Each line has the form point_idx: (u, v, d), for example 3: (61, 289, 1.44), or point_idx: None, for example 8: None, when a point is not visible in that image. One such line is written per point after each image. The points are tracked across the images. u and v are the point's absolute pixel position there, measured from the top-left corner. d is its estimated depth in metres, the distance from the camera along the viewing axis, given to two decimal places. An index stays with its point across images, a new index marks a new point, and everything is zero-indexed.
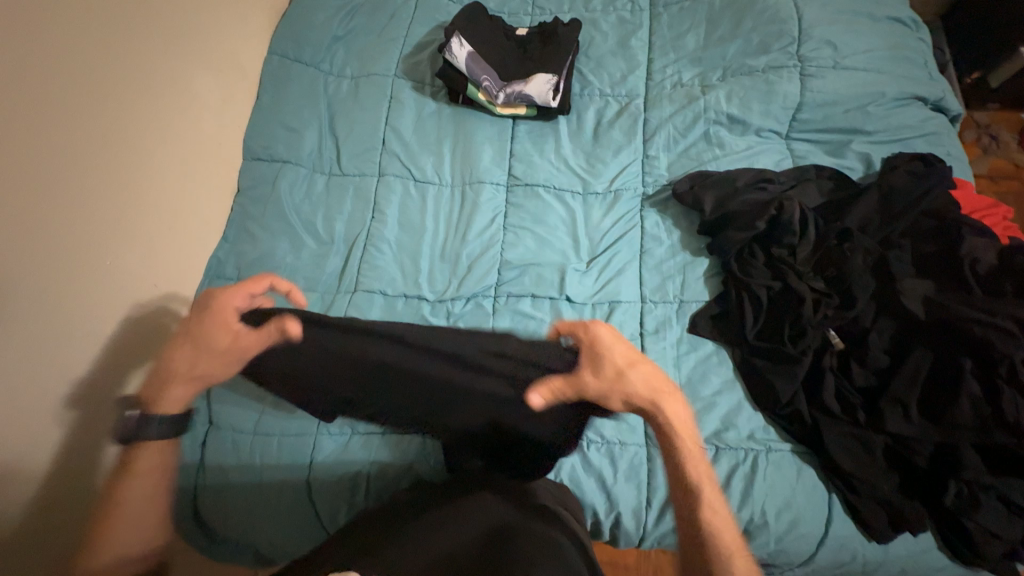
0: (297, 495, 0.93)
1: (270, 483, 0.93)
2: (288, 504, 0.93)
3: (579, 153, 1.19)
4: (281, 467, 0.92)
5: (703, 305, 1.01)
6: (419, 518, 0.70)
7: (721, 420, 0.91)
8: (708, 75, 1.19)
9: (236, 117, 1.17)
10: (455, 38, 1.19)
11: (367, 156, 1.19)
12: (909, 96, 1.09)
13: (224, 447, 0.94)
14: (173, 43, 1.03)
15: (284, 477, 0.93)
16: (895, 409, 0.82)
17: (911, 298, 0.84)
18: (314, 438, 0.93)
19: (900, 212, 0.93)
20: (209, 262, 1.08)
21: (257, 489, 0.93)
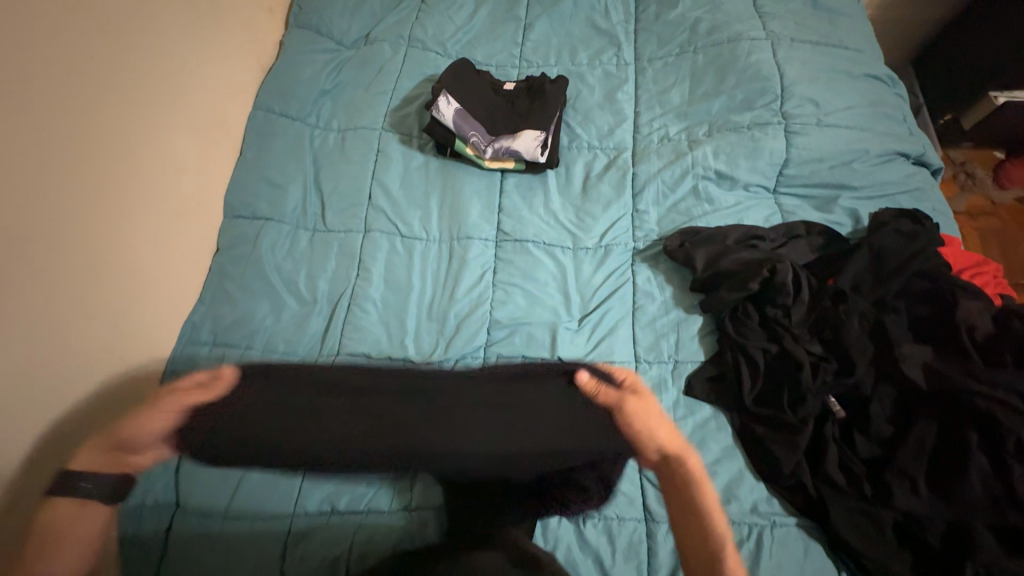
0: None
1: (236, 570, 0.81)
2: None
3: (568, 207, 1.18)
4: (252, 547, 0.83)
5: (698, 365, 0.99)
6: None
7: (721, 492, 0.88)
8: (695, 129, 1.20)
9: (217, 175, 1.15)
10: (443, 95, 1.19)
11: (353, 212, 1.16)
12: (892, 152, 1.11)
13: (186, 529, 0.84)
14: (151, 105, 1.01)
15: (255, 559, 0.82)
16: (903, 484, 0.79)
17: (910, 366, 0.83)
18: (292, 514, 0.86)
19: (894, 273, 0.92)
20: (183, 327, 1.03)
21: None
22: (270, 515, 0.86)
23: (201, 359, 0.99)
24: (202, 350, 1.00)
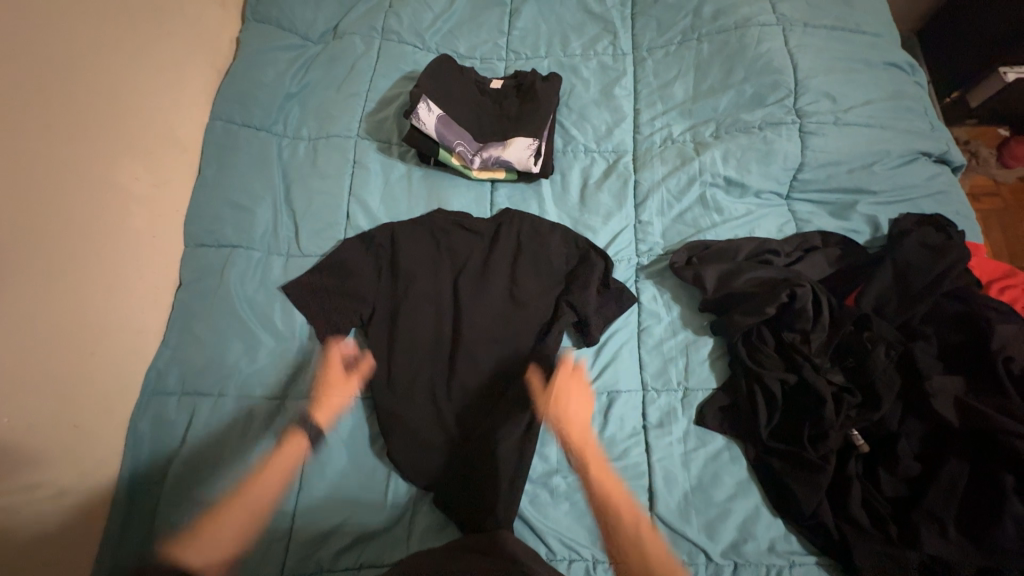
0: None
1: None
2: None
3: (566, 218, 1.09)
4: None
5: (710, 393, 0.94)
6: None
7: (737, 530, 0.85)
8: (701, 129, 1.10)
9: (175, 200, 1.03)
10: (422, 101, 1.06)
11: (330, 233, 1.06)
12: (914, 152, 1.02)
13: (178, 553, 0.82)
14: (81, 128, 0.86)
15: None
16: (932, 526, 0.74)
17: (942, 400, 0.76)
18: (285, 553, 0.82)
19: (919, 294, 0.86)
20: (147, 376, 0.93)
21: None
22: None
23: (170, 412, 0.90)
24: (169, 401, 0.91)
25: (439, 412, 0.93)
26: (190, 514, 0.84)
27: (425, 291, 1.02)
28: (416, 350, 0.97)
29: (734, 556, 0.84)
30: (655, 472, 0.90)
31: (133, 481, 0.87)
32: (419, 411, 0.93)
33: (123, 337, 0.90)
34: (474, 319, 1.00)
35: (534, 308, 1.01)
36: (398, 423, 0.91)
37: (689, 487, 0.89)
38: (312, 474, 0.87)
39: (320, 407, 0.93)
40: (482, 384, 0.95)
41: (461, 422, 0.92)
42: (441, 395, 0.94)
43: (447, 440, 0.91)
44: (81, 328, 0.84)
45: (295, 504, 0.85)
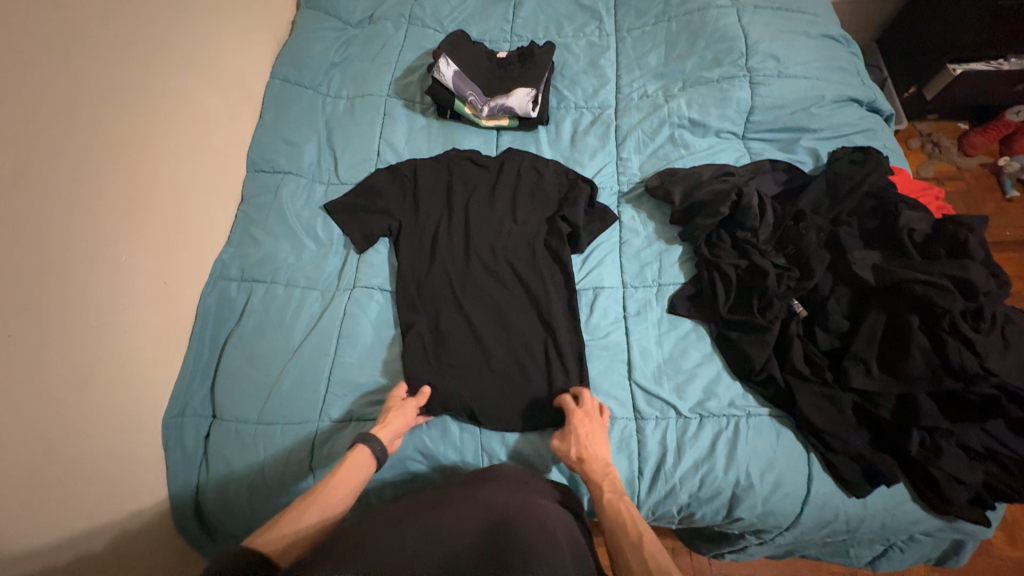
0: (298, 454, 0.96)
1: (270, 442, 0.97)
2: (285, 463, 0.95)
3: (559, 157, 1.30)
4: (285, 422, 0.98)
5: (680, 286, 1.11)
6: (441, 507, 0.74)
7: (702, 390, 1.00)
8: (670, 87, 1.33)
9: (242, 133, 1.27)
10: (442, 59, 1.32)
11: (363, 166, 1.28)
12: (846, 99, 1.24)
13: (235, 398, 1.01)
14: (177, 69, 1.10)
15: (293, 431, 0.97)
16: (858, 366, 0.90)
17: (862, 266, 0.95)
18: (322, 403, 1.00)
19: (847, 194, 1.04)
20: (214, 264, 1.14)
21: (253, 447, 0.97)
22: (300, 421, 0.98)
23: (231, 294, 1.11)
24: (230, 285, 1.12)
25: (450, 302, 1.10)
26: (246, 369, 1.03)
27: (438, 213, 1.21)
28: (429, 254, 1.16)
29: (699, 411, 0.99)
30: (632, 349, 1.06)
31: (203, 346, 1.06)
32: (433, 301, 1.10)
33: (201, 233, 1.11)
34: (480, 231, 1.18)
35: (531, 222, 1.20)
36: (417, 311, 1.09)
37: (662, 360, 1.05)
38: (344, 344, 1.05)
39: (352, 295, 1.11)
40: (490, 281, 1.13)
41: (468, 311, 1.09)
42: (452, 290, 1.11)
43: (458, 322, 1.08)
44: (173, 219, 1.05)
45: (331, 363, 1.03)
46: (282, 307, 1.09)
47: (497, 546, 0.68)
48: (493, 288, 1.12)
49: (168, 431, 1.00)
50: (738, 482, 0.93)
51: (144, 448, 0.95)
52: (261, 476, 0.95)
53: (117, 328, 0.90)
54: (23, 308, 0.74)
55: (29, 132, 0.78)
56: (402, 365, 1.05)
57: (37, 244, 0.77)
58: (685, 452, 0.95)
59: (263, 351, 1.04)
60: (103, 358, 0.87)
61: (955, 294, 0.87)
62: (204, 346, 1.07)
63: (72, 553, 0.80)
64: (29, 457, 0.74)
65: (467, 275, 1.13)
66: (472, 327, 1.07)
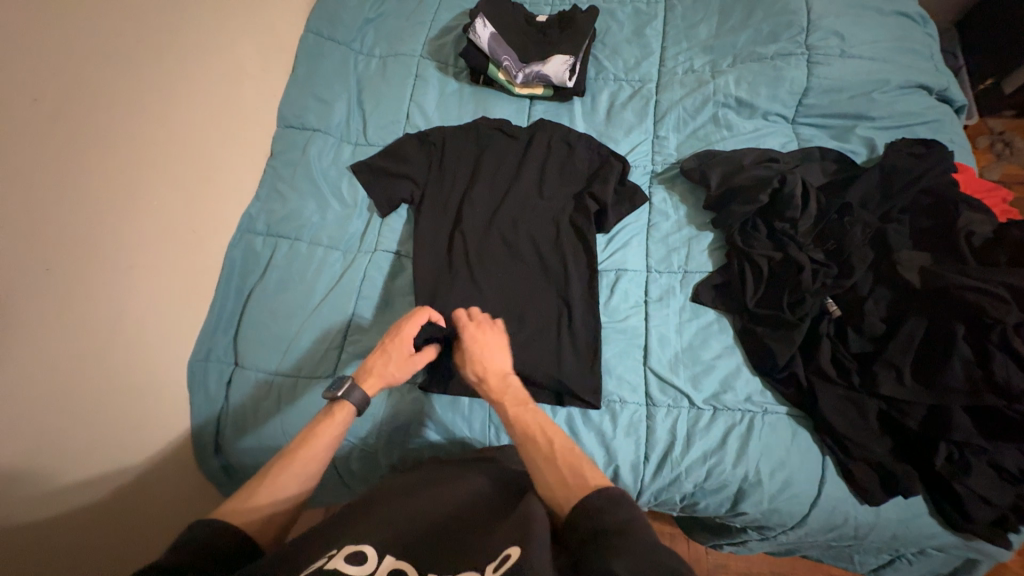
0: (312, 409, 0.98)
1: (285, 394, 1.00)
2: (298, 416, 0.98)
3: (592, 131, 1.25)
4: (302, 377, 1.01)
5: (706, 275, 1.07)
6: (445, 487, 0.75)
7: (719, 383, 0.98)
8: (719, 62, 1.24)
9: (274, 87, 1.26)
10: (479, 19, 1.26)
11: (391, 128, 1.26)
12: (914, 85, 1.13)
13: (256, 349, 1.04)
14: (211, 17, 1.09)
15: (307, 386, 1.00)
16: (890, 372, 0.86)
17: (908, 268, 0.88)
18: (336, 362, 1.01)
19: (901, 190, 0.97)
20: (241, 217, 1.15)
21: (271, 397, 1.01)
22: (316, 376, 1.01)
23: (256, 248, 1.13)
24: (256, 238, 1.13)
25: (468, 272, 1.09)
26: (268, 321, 1.06)
27: (463, 181, 1.18)
28: (453, 224, 1.14)
29: (713, 403, 0.97)
30: (650, 334, 1.04)
31: (228, 297, 1.09)
32: (452, 269, 1.10)
33: (231, 185, 1.13)
34: (500, 203, 1.15)
35: (557, 197, 1.16)
36: (434, 280, 1.08)
37: (680, 348, 1.02)
38: (362, 306, 1.07)
39: (373, 258, 1.12)
40: (511, 254, 1.11)
41: (486, 283, 1.08)
42: (471, 262, 1.10)
43: (475, 295, 1.07)
44: (204, 169, 1.06)
45: (348, 323, 1.05)
46: (305, 265, 1.11)
47: (500, 517, 0.68)
48: (512, 262, 1.10)
49: (193, 373, 1.04)
50: (746, 477, 0.91)
51: (169, 389, 1.00)
52: (276, 425, 0.99)
53: (146, 272, 0.93)
54: (56, 245, 0.78)
55: (63, 70, 0.79)
56: None
57: (71, 183, 0.80)
58: (695, 442, 0.94)
59: (285, 305, 1.07)
60: (131, 299, 0.91)
61: (1009, 304, 0.81)
62: (229, 297, 1.09)
63: (99, 476, 0.86)
64: (59, 383, 0.79)
65: (490, 247, 1.11)
66: (488, 299, 1.06)
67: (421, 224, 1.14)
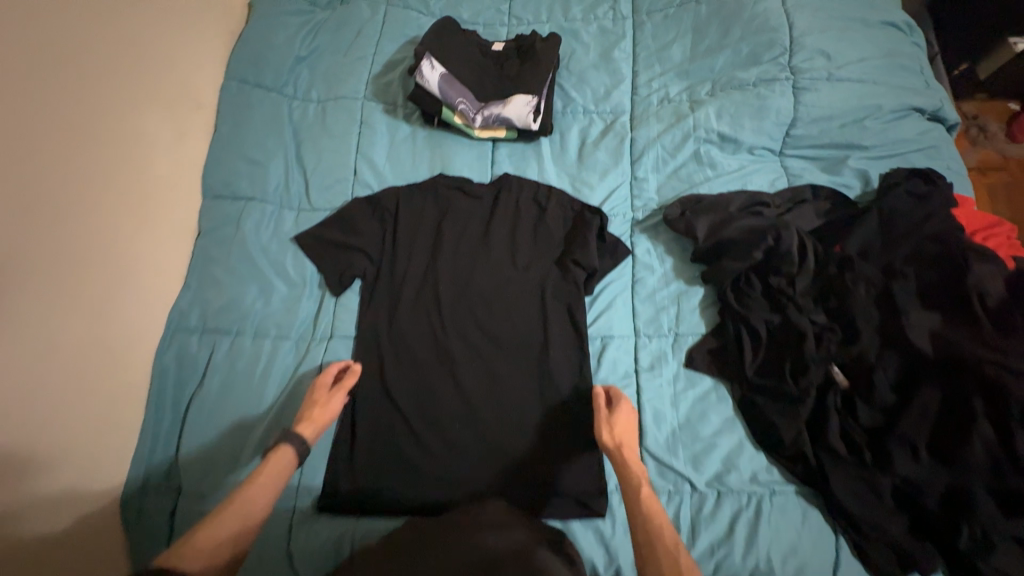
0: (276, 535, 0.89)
1: None
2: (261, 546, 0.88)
3: (564, 176, 1.13)
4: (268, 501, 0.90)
5: (700, 338, 0.98)
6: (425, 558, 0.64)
7: (722, 462, 0.90)
8: (697, 88, 1.13)
9: (193, 152, 1.08)
10: (426, 59, 1.11)
11: (339, 188, 1.12)
12: (908, 107, 1.04)
13: (196, 470, 0.89)
14: (105, 85, 0.91)
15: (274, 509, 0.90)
16: (904, 449, 0.78)
17: (918, 332, 0.80)
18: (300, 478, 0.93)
19: (904, 238, 0.89)
20: (170, 315, 0.98)
21: None
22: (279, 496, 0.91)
23: (190, 347, 0.96)
24: (191, 338, 0.97)
25: (434, 355, 1.00)
26: (212, 437, 0.91)
27: (426, 247, 1.07)
28: (421, 298, 1.03)
29: (717, 485, 0.88)
30: (645, 410, 0.94)
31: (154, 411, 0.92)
32: (422, 351, 1.00)
33: (150, 275, 0.96)
34: (467, 272, 1.06)
35: (526, 260, 1.06)
36: (400, 368, 0.99)
37: (678, 424, 0.93)
38: (323, 407, 0.96)
39: (329, 347, 0.99)
40: (486, 330, 1.02)
41: (461, 367, 0.99)
42: (431, 341, 1.01)
43: (450, 380, 0.98)
44: (113, 262, 0.89)
45: (310, 428, 0.95)
46: (252, 364, 0.96)
47: None
48: (487, 341, 1.01)
49: (128, 513, 0.88)
50: (758, 568, 0.82)
51: (99, 540, 0.85)
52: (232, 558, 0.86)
53: (53, 408, 0.78)
54: None
55: None
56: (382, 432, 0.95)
57: None
58: (700, 532, 0.85)
59: (230, 414, 0.92)
60: (36, 441, 0.76)
61: None
62: (162, 414, 0.93)
63: None
64: None
65: (465, 324, 1.02)
66: (464, 387, 0.98)
67: (377, 301, 1.03)
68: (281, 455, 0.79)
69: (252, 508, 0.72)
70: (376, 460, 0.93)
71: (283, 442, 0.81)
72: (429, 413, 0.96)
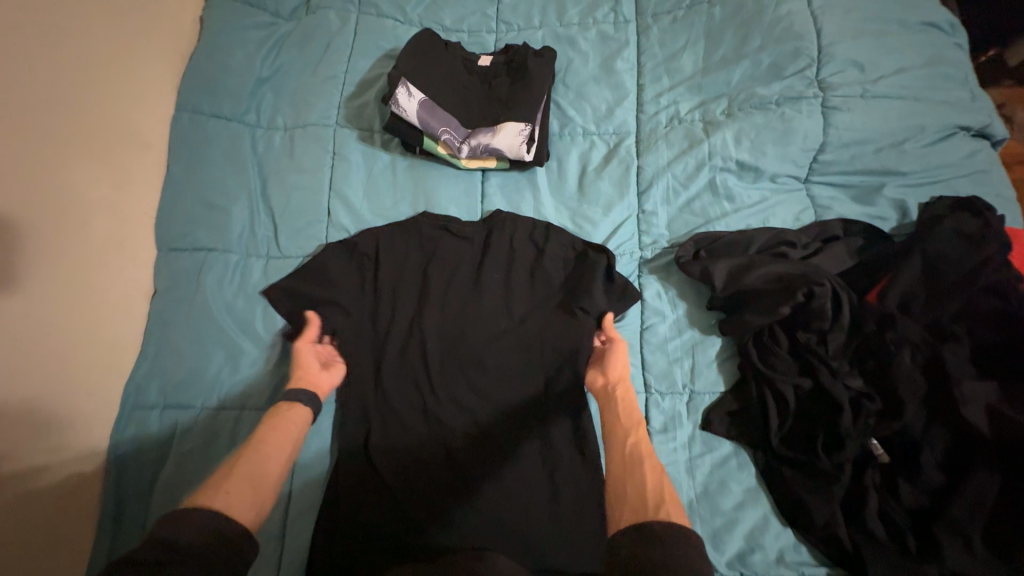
0: None
1: None
2: None
3: (563, 210, 1.01)
4: None
5: (718, 398, 0.86)
6: None
7: (744, 540, 0.78)
8: (712, 106, 1.00)
9: (142, 198, 0.95)
10: (401, 85, 0.98)
11: (310, 232, 1.00)
12: (952, 127, 0.92)
13: None
14: (33, 133, 0.79)
15: None
16: (955, 540, 0.68)
17: (972, 408, 0.71)
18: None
19: (953, 290, 0.78)
20: (126, 390, 0.88)
21: None
22: None
23: (147, 426, 0.86)
24: (150, 416, 0.86)
25: (416, 432, 0.86)
26: None
27: (411, 295, 0.94)
28: (404, 358, 0.90)
29: (739, 567, 0.77)
30: None
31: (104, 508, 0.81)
32: (404, 419, 0.87)
33: (98, 348, 0.85)
34: (452, 323, 0.93)
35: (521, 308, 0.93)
36: (379, 440, 0.85)
37: (695, 494, 0.81)
38: (301, 485, 0.86)
39: None
40: (479, 393, 0.89)
41: (446, 434, 0.86)
42: (413, 407, 0.88)
43: (440, 452, 0.85)
44: (53, 341, 0.79)
45: (285, 514, 0.84)
46: (213, 443, 0.84)
47: None
48: (479, 403, 0.88)
49: None
50: None
51: None
52: None
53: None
54: None
55: None
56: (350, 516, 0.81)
57: None
58: None
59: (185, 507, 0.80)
60: None
61: None
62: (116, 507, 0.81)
63: None
64: None
65: (451, 384, 0.89)
66: (454, 456, 0.85)
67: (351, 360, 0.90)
68: (293, 407, 0.79)
69: (267, 467, 0.68)
70: (343, 548, 0.79)
71: (289, 399, 0.80)
72: (402, 489, 0.83)
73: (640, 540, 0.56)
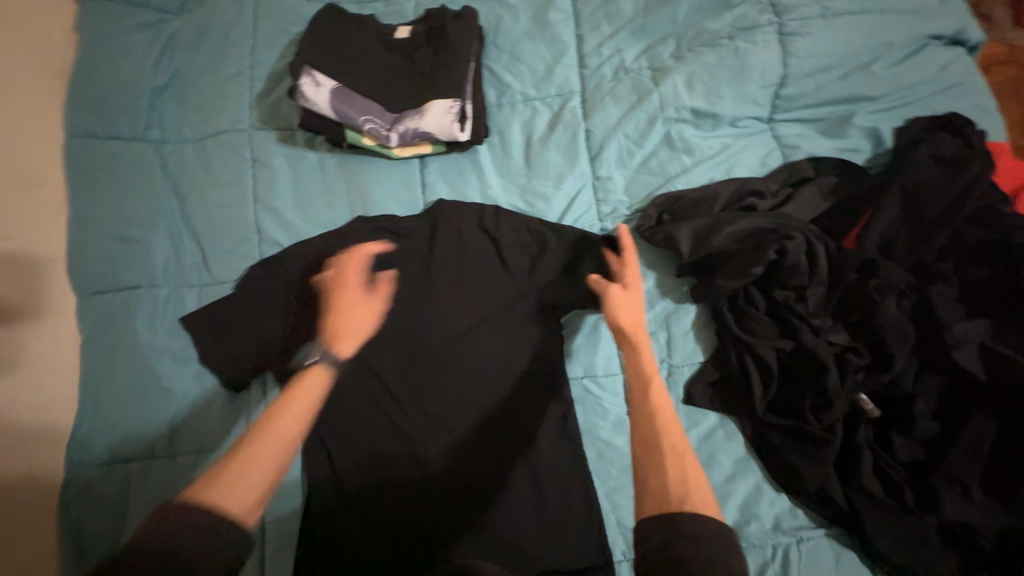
0: None
1: None
2: None
3: (511, 189, 0.92)
4: None
5: (699, 368, 0.79)
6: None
7: (739, 513, 0.73)
8: (658, 50, 0.90)
9: (45, 241, 0.86)
10: (308, 76, 0.88)
11: (241, 252, 0.91)
12: (921, 38, 0.84)
13: None
14: None
15: None
16: (953, 487, 0.66)
17: (964, 351, 0.68)
18: None
19: (935, 226, 0.73)
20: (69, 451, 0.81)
21: None
22: None
23: (95, 487, 0.80)
24: (100, 474, 0.80)
25: (388, 450, 0.81)
26: None
27: None
28: (361, 372, 0.84)
29: None
30: None
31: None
32: (366, 437, 0.81)
33: (24, 415, 0.78)
34: (406, 328, 0.86)
35: (479, 302, 0.86)
36: (349, 464, 0.81)
37: None
38: (273, 523, 0.81)
39: None
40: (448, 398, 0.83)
41: (416, 445, 0.81)
42: (376, 424, 0.82)
43: (413, 469, 0.80)
44: None
45: (262, 554, 0.80)
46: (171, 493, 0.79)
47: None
48: (449, 408, 0.83)
49: None
50: None
51: None
52: None
53: None
54: None
55: None
56: (326, 542, 0.77)
57: None
58: None
59: None
60: None
61: None
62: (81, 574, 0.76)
63: None
64: None
65: (416, 393, 0.83)
66: (429, 468, 0.80)
67: None
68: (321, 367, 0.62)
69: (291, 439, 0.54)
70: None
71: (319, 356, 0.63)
72: (374, 512, 0.78)
73: (673, 538, 0.48)
